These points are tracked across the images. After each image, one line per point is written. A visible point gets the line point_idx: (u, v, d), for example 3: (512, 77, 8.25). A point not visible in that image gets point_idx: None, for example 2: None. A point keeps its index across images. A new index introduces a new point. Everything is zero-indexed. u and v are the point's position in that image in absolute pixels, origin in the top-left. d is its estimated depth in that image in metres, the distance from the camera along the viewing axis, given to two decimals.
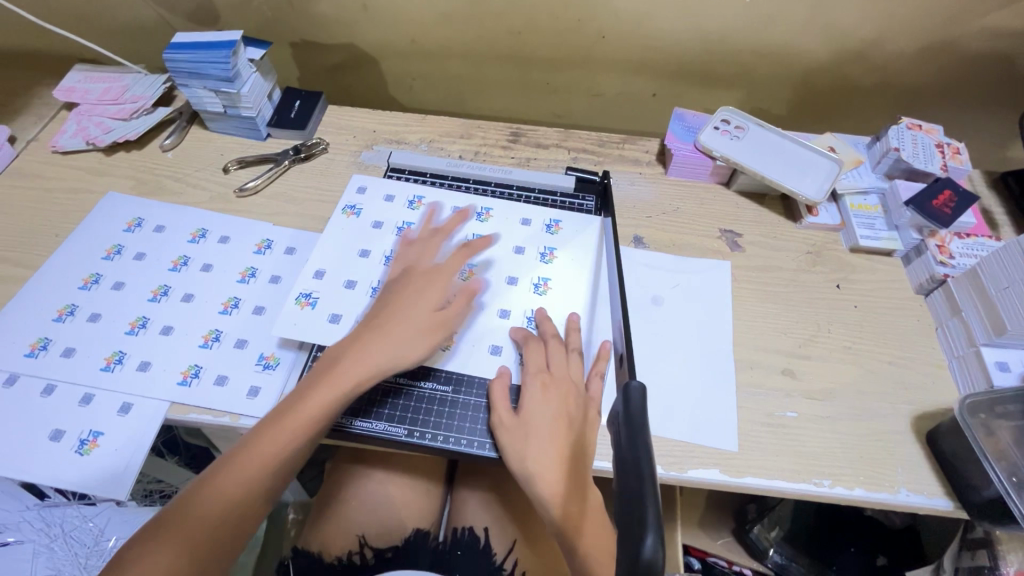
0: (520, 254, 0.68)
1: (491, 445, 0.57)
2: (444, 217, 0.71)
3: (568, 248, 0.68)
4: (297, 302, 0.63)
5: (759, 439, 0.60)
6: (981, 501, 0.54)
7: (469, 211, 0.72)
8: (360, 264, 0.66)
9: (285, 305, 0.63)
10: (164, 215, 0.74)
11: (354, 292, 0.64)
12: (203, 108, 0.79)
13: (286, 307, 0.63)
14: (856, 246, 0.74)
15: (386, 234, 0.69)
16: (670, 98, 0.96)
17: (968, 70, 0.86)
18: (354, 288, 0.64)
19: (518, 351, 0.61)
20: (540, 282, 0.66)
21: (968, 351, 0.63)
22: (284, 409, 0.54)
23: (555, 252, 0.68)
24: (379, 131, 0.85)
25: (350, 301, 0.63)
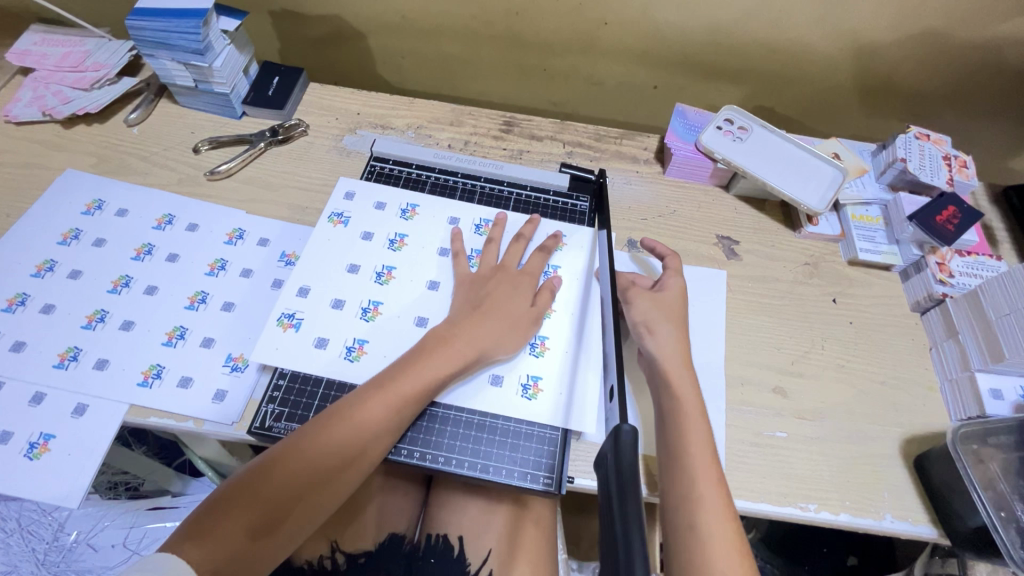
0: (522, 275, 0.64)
1: (471, 462, 0.55)
2: (439, 229, 0.67)
3: (568, 266, 0.66)
4: (279, 323, 0.59)
5: (747, 459, 0.58)
6: (967, 532, 0.53)
7: (467, 224, 0.68)
8: (351, 282, 0.62)
9: (266, 326, 0.59)
10: (127, 197, 0.68)
11: (341, 311, 0.60)
12: (171, 81, 0.73)
13: (269, 329, 0.59)
14: (855, 259, 0.72)
15: (376, 249, 0.65)
16: (671, 92, 0.92)
17: (980, 78, 0.83)
18: (343, 308, 0.60)
19: (523, 381, 0.58)
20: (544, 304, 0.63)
21: (962, 375, 0.62)
22: (303, 440, 0.50)
23: (558, 270, 0.65)
24: (364, 113, 0.80)
25: (341, 324, 0.59)
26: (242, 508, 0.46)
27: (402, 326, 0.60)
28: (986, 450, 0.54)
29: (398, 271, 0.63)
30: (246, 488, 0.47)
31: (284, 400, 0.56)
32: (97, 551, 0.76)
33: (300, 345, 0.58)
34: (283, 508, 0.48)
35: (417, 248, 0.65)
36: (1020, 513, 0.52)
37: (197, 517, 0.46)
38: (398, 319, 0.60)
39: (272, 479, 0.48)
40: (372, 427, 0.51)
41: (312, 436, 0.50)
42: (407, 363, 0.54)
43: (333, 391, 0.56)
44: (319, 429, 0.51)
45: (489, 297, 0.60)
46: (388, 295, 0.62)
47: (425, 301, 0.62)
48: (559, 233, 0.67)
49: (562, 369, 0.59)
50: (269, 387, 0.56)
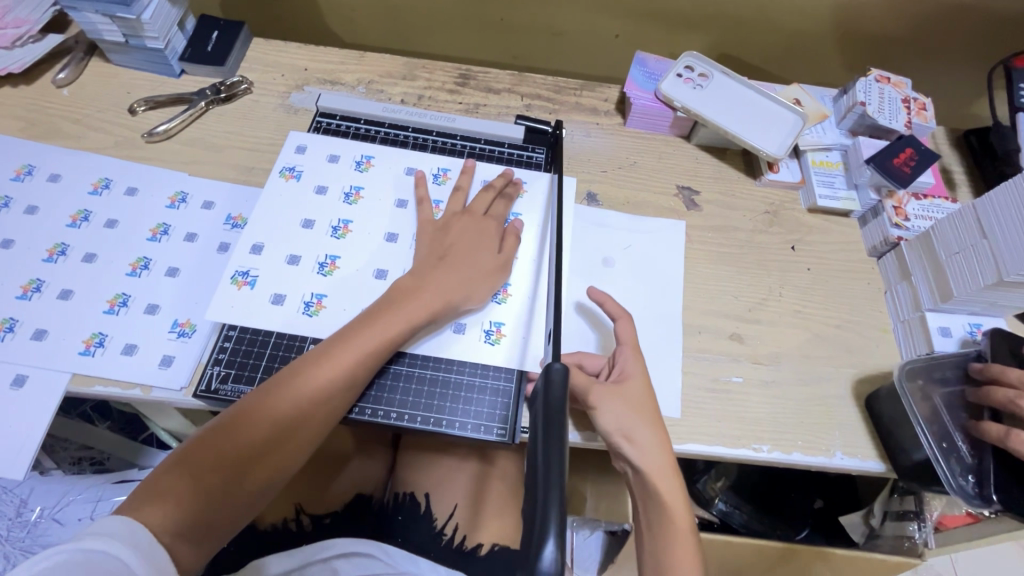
0: None
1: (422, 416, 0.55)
2: (395, 181, 0.65)
3: (530, 216, 0.65)
4: (233, 281, 0.57)
5: (702, 405, 0.59)
6: (911, 464, 0.55)
7: (424, 174, 0.66)
8: (307, 237, 0.60)
9: (219, 284, 0.57)
10: (60, 162, 0.65)
11: (299, 266, 0.59)
12: (99, 37, 0.69)
13: (221, 288, 0.57)
14: (814, 206, 0.72)
15: (333, 203, 0.63)
16: (634, 41, 0.89)
17: (942, 19, 0.82)
18: (299, 264, 0.59)
19: (485, 328, 0.58)
20: None
21: (913, 316, 0.62)
22: (259, 401, 0.49)
23: (519, 218, 0.64)
24: (311, 69, 0.76)
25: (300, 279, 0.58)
26: (197, 472, 0.46)
27: (362, 279, 0.59)
28: (931, 386, 0.56)
29: (355, 224, 0.62)
30: (200, 450, 0.46)
31: (230, 362, 0.55)
32: (61, 525, 0.74)
33: (258, 301, 0.56)
34: (242, 468, 0.47)
35: (373, 201, 0.63)
36: (960, 444, 0.53)
37: (149, 480, 0.45)
38: (356, 272, 0.59)
39: (228, 439, 0.47)
40: (330, 387, 0.50)
41: (268, 397, 0.49)
42: (367, 320, 0.53)
43: (281, 351, 0.55)
44: (275, 389, 0.49)
45: (453, 248, 0.58)
46: (346, 250, 0.60)
47: (384, 253, 0.60)
48: (518, 179, 0.66)
49: (526, 315, 0.59)
50: (217, 350, 0.55)
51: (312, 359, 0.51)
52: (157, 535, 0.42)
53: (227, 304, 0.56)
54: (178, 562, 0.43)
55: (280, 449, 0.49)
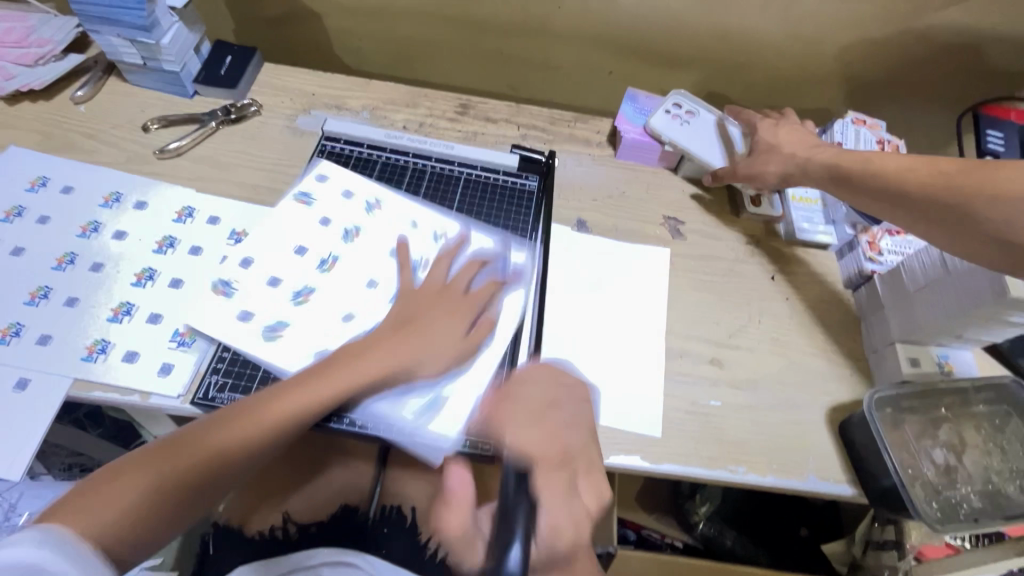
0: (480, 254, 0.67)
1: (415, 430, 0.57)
2: (402, 209, 0.69)
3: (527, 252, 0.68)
4: (213, 289, 0.61)
5: (681, 426, 0.61)
6: (880, 490, 0.57)
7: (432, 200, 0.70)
8: (306, 257, 0.64)
9: (200, 292, 0.61)
10: (72, 174, 0.68)
11: (296, 282, 0.62)
12: (119, 59, 0.73)
13: (203, 295, 0.61)
14: (793, 238, 0.75)
15: (331, 224, 0.66)
16: (627, 77, 0.94)
17: (916, 67, 0.87)
18: (277, 287, 0.61)
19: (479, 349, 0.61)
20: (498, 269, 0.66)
21: (885, 347, 0.65)
22: (237, 413, 0.50)
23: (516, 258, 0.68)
24: (319, 94, 0.80)
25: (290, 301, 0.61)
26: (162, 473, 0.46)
27: (326, 317, 0.60)
28: (899, 415, 0.58)
29: (344, 258, 0.64)
30: (164, 454, 0.47)
31: (228, 371, 0.57)
32: None
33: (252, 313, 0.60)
34: (201, 478, 0.47)
35: (381, 226, 0.67)
36: (925, 470, 0.56)
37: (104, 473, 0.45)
38: (324, 309, 0.61)
39: (200, 447, 0.48)
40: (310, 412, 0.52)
41: (244, 411, 0.50)
42: (355, 354, 0.55)
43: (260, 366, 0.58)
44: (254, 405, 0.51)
45: (419, 317, 0.59)
46: (341, 269, 0.63)
47: (358, 292, 0.62)
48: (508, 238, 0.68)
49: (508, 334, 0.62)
50: (210, 361, 0.58)
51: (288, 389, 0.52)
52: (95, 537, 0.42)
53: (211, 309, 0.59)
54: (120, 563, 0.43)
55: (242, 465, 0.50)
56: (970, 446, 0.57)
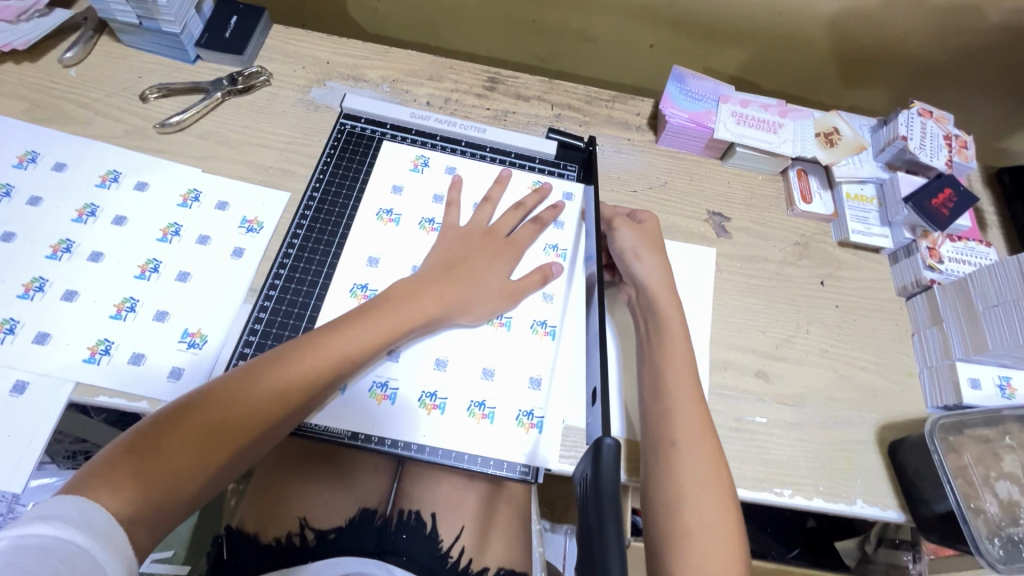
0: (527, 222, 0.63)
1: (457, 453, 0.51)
2: (437, 177, 0.65)
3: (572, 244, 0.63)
4: (240, 227, 0.60)
5: (725, 444, 0.57)
6: (932, 518, 0.54)
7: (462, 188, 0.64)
8: (336, 255, 0.59)
9: (226, 230, 0.60)
10: (65, 149, 0.61)
11: (327, 294, 0.57)
12: (111, 16, 0.65)
13: (224, 237, 0.59)
14: (846, 240, 0.70)
15: (353, 233, 0.60)
16: (668, 52, 0.86)
17: (988, 53, 0.80)
18: (305, 224, 0.60)
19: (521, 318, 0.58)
20: (548, 250, 0.62)
21: (942, 365, 0.61)
22: (233, 393, 0.45)
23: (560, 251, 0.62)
24: (334, 63, 0.73)
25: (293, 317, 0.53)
26: (157, 463, 0.41)
27: (353, 261, 0.59)
28: (961, 441, 0.55)
29: (395, 212, 0.62)
30: (170, 431, 0.42)
31: (260, 346, 0.54)
32: None
33: (278, 339, 0.55)
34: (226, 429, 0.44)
35: (418, 195, 0.63)
36: (988, 504, 0.53)
37: (109, 456, 0.40)
38: (353, 250, 0.59)
39: (193, 427, 0.43)
40: (313, 382, 0.47)
41: (263, 373, 0.46)
42: (349, 320, 0.50)
43: (283, 305, 0.56)
44: (251, 379, 0.46)
45: (466, 260, 0.57)
46: (380, 277, 0.58)
47: (390, 238, 0.60)
48: (562, 202, 0.65)
49: (553, 358, 0.56)
50: (210, 334, 0.54)
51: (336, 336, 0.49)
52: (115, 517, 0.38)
53: (232, 254, 0.58)
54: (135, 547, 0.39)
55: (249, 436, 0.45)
56: None
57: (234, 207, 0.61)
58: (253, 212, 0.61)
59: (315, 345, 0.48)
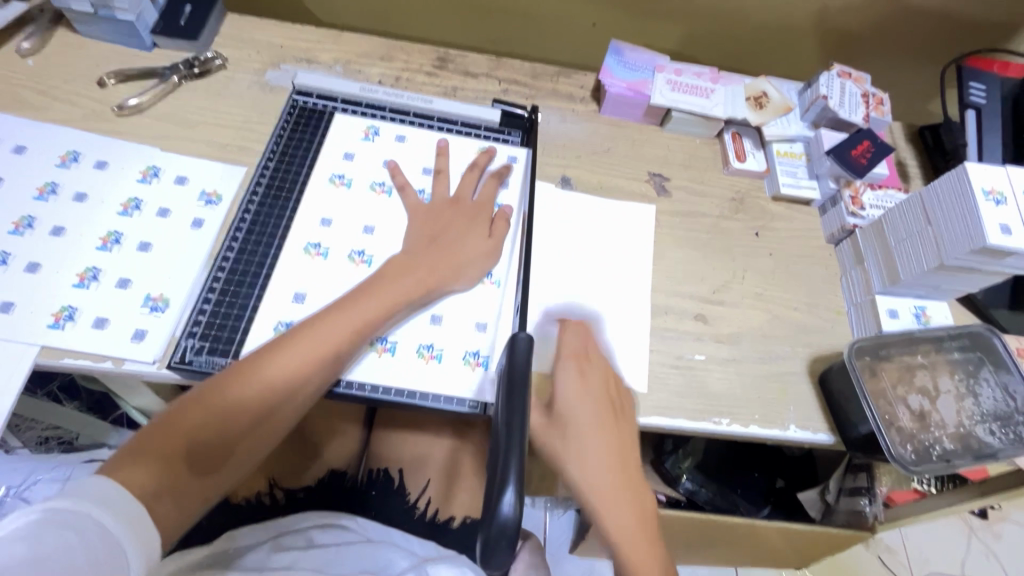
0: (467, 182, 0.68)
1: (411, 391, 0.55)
2: (387, 145, 0.69)
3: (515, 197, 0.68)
4: (199, 199, 0.63)
5: (667, 380, 0.61)
6: (858, 437, 0.59)
7: (411, 156, 0.68)
8: (290, 217, 0.62)
9: (185, 203, 0.62)
10: (25, 133, 0.64)
11: (283, 254, 0.60)
12: (66, 6, 0.67)
13: (183, 208, 0.62)
14: (778, 194, 0.75)
15: (308, 199, 0.63)
16: (610, 30, 0.91)
17: (902, 20, 0.86)
18: (260, 189, 0.64)
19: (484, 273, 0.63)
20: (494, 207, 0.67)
21: (865, 299, 0.66)
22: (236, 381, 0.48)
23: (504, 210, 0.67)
24: (287, 47, 0.76)
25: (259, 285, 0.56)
26: (173, 449, 0.44)
27: (306, 224, 0.62)
28: (877, 363, 0.60)
29: (348, 178, 0.65)
30: (189, 414, 0.46)
31: (218, 303, 0.57)
32: (28, 503, 0.73)
33: (236, 297, 0.57)
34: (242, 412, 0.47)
35: (368, 162, 0.67)
36: (901, 415, 0.58)
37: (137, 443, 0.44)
38: (306, 212, 0.63)
39: (200, 413, 0.46)
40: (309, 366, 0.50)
41: (273, 356, 0.50)
42: (341, 305, 0.54)
43: (240, 265, 0.59)
44: (248, 367, 0.49)
45: (445, 228, 0.62)
46: (333, 237, 0.62)
47: (341, 200, 0.64)
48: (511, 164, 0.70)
49: (499, 303, 0.61)
50: (170, 298, 0.57)
51: (341, 315, 0.53)
52: (139, 493, 0.41)
53: (191, 223, 0.61)
54: (157, 523, 0.41)
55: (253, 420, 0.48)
56: (943, 391, 0.59)
57: (192, 182, 0.64)
58: (210, 185, 0.64)
59: (322, 327, 0.52)
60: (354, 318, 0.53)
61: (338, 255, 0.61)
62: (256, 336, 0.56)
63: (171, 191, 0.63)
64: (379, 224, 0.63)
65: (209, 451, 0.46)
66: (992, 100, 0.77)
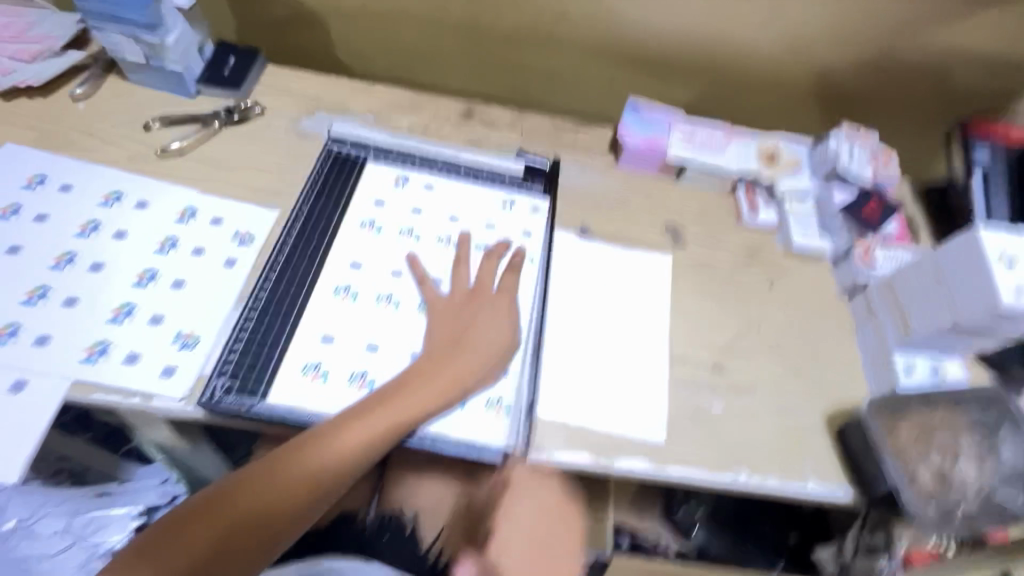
0: (490, 230, 0.71)
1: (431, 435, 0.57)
2: (415, 193, 0.72)
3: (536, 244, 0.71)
4: (233, 240, 0.65)
5: (685, 431, 0.62)
6: (878, 493, 0.58)
7: (437, 203, 0.71)
8: (321, 260, 0.65)
9: (219, 243, 0.65)
10: (73, 173, 0.67)
11: (313, 296, 0.62)
12: (120, 56, 0.72)
13: (217, 248, 0.64)
14: (791, 247, 0.77)
15: (339, 243, 0.66)
16: (627, 87, 0.95)
17: (906, 85, 0.90)
18: (293, 232, 0.66)
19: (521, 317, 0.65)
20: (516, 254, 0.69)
21: (879, 353, 0.67)
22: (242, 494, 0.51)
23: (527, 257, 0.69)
24: (322, 96, 0.80)
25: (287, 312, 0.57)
26: (222, 525, 0.49)
27: (338, 267, 0.64)
28: (895, 419, 0.60)
29: (379, 222, 0.68)
30: (243, 494, 0.50)
31: (249, 341, 0.58)
32: (37, 538, 0.70)
33: (266, 336, 0.59)
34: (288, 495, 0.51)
35: (397, 209, 0.70)
36: (922, 476, 0.57)
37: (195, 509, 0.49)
38: (339, 256, 0.65)
39: (254, 496, 0.50)
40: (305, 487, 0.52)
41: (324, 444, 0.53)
42: (395, 389, 0.56)
43: (272, 305, 0.61)
44: (272, 470, 0.51)
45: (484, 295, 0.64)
46: (363, 280, 0.64)
47: (371, 245, 0.66)
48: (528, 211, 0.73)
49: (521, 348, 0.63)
50: (199, 335, 0.58)
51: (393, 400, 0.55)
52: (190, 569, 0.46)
53: (224, 263, 0.63)
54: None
55: (270, 527, 0.50)
56: (964, 452, 0.59)
57: (227, 222, 0.66)
58: (244, 226, 0.66)
59: (375, 413, 0.54)
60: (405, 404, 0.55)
61: (367, 297, 0.63)
62: (284, 376, 0.57)
63: (207, 230, 0.65)
64: (406, 269, 0.65)
65: (255, 533, 0.50)
66: (994, 166, 0.81)
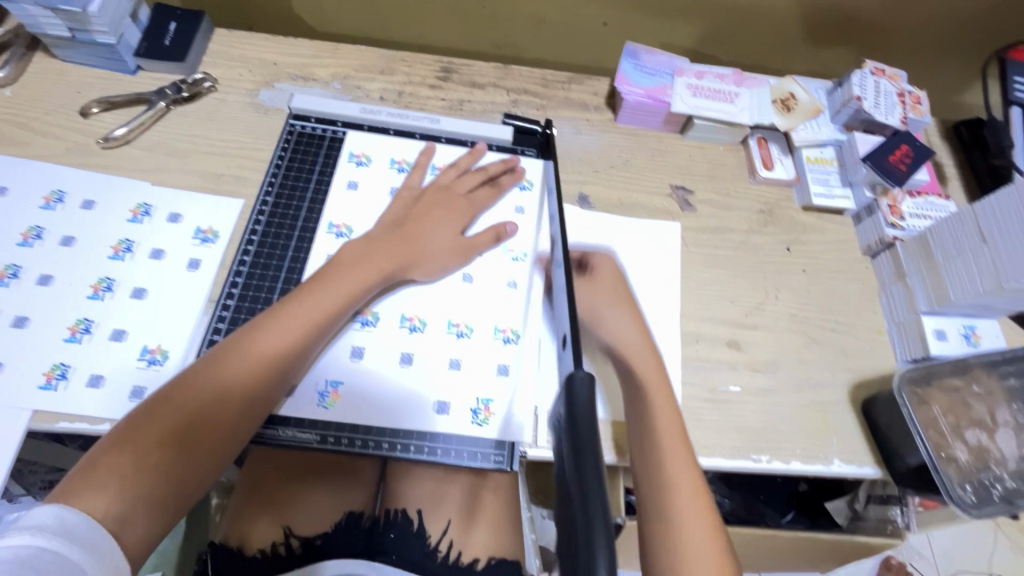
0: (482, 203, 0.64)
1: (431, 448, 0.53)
2: (387, 176, 0.64)
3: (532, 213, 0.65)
4: (195, 238, 0.59)
5: (702, 416, 0.58)
6: (907, 468, 0.55)
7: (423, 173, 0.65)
8: (292, 258, 0.59)
9: (180, 242, 0.58)
10: (6, 172, 0.59)
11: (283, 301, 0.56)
12: (41, 31, 0.62)
13: (178, 250, 0.58)
14: (809, 204, 0.70)
15: (315, 234, 0.60)
16: (622, 29, 0.85)
17: (935, 9, 0.80)
18: (260, 227, 0.60)
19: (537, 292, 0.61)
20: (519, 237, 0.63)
21: (909, 319, 0.62)
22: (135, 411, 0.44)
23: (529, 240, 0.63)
24: (281, 63, 0.71)
25: (306, 285, 0.52)
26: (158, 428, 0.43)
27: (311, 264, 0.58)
28: (929, 392, 0.56)
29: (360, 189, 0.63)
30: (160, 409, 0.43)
31: None
32: None
33: None
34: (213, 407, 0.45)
35: (372, 190, 0.63)
36: (958, 452, 0.54)
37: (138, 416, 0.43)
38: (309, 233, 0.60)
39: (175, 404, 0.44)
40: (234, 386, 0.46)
41: (239, 351, 0.47)
42: (317, 280, 0.52)
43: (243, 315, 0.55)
44: (195, 375, 0.46)
45: (415, 218, 0.59)
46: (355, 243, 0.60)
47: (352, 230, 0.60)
48: (518, 168, 0.66)
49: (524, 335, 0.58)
50: (166, 350, 0.53)
51: (315, 292, 0.51)
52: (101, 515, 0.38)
53: (187, 266, 0.57)
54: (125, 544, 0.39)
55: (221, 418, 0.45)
56: (1001, 424, 0.55)
57: (184, 218, 0.59)
58: (206, 221, 0.60)
59: (292, 302, 0.50)
60: (320, 301, 0.51)
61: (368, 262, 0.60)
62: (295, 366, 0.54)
63: (167, 227, 0.59)
64: None
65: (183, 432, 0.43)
66: None
